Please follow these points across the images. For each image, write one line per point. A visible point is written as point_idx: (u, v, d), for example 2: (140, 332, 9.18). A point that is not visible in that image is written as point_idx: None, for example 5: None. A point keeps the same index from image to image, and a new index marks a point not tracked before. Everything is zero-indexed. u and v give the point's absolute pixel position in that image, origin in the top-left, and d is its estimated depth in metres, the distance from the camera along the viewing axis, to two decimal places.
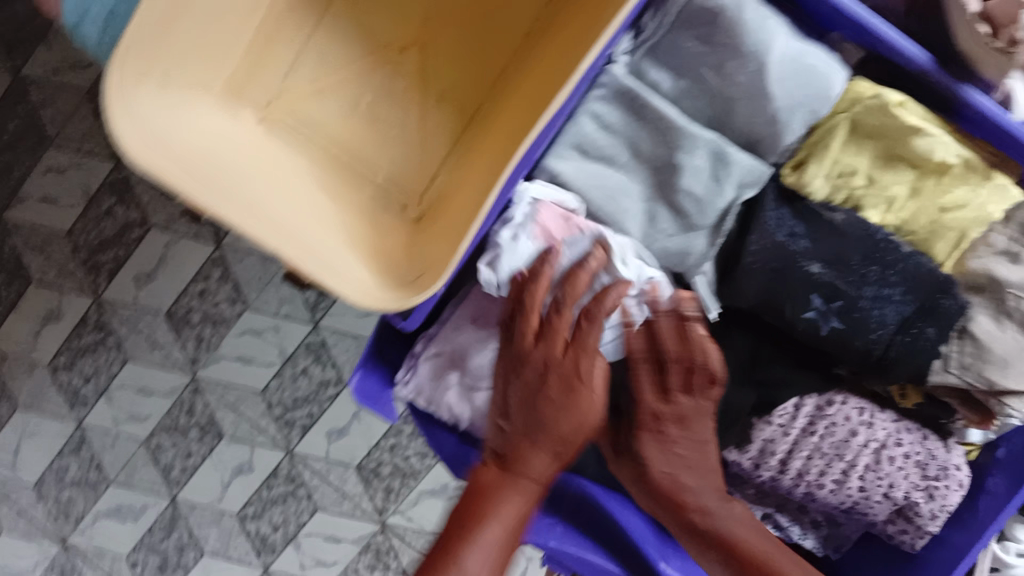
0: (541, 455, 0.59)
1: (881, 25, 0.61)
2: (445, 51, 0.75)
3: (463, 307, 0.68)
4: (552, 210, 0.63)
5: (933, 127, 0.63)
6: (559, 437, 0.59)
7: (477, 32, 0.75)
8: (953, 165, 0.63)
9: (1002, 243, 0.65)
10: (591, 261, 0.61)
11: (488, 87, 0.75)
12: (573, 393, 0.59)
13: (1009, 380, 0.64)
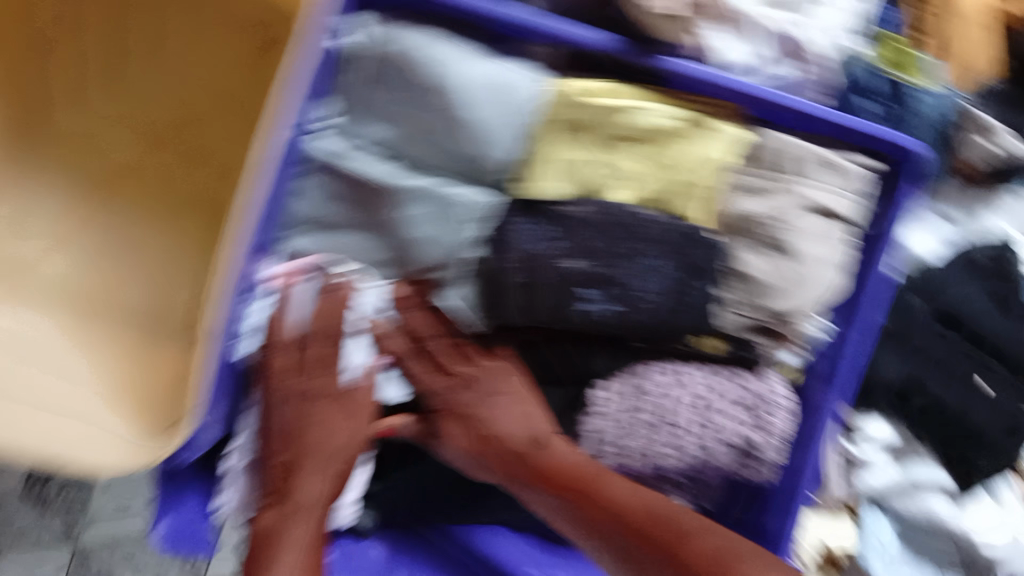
0: (311, 479, 0.64)
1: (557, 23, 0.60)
2: (168, 159, 0.70)
3: (248, 412, 0.66)
4: (292, 262, 0.64)
5: (641, 101, 0.63)
6: (325, 455, 0.65)
7: (192, 127, 0.69)
8: (671, 127, 0.64)
9: (743, 182, 0.67)
10: (326, 296, 0.64)
11: (224, 178, 0.69)
12: (333, 410, 0.65)
13: (786, 304, 0.67)
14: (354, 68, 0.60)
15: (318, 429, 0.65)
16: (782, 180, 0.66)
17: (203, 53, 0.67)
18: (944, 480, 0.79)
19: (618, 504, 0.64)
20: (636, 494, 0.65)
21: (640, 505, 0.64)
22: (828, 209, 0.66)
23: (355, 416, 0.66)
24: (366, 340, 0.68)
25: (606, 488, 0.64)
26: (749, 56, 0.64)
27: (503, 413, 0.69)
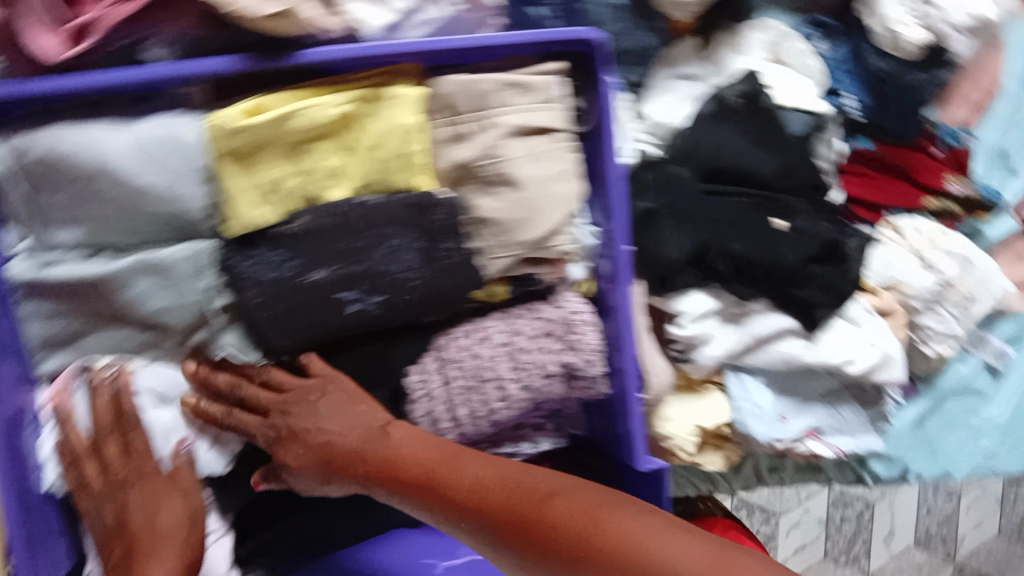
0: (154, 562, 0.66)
1: (177, 63, 0.60)
2: None
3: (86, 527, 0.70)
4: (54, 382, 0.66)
5: (302, 99, 0.63)
6: (160, 536, 0.67)
7: None
8: (345, 112, 0.63)
9: (446, 132, 0.66)
10: (100, 394, 0.66)
11: None
12: (156, 491, 0.67)
13: (535, 231, 0.67)
14: (8, 187, 0.60)
15: (146, 512, 0.67)
16: (480, 118, 0.65)
17: None
18: (785, 322, 0.81)
19: (471, 489, 0.62)
20: (486, 473, 0.63)
21: (494, 497, 0.60)
22: (537, 126, 0.66)
23: (178, 488, 0.68)
24: (165, 416, 0.68)
25: (454, 477, 0.63)
26: (391, 14, 0.64)
27: (343, 423, 0.68)
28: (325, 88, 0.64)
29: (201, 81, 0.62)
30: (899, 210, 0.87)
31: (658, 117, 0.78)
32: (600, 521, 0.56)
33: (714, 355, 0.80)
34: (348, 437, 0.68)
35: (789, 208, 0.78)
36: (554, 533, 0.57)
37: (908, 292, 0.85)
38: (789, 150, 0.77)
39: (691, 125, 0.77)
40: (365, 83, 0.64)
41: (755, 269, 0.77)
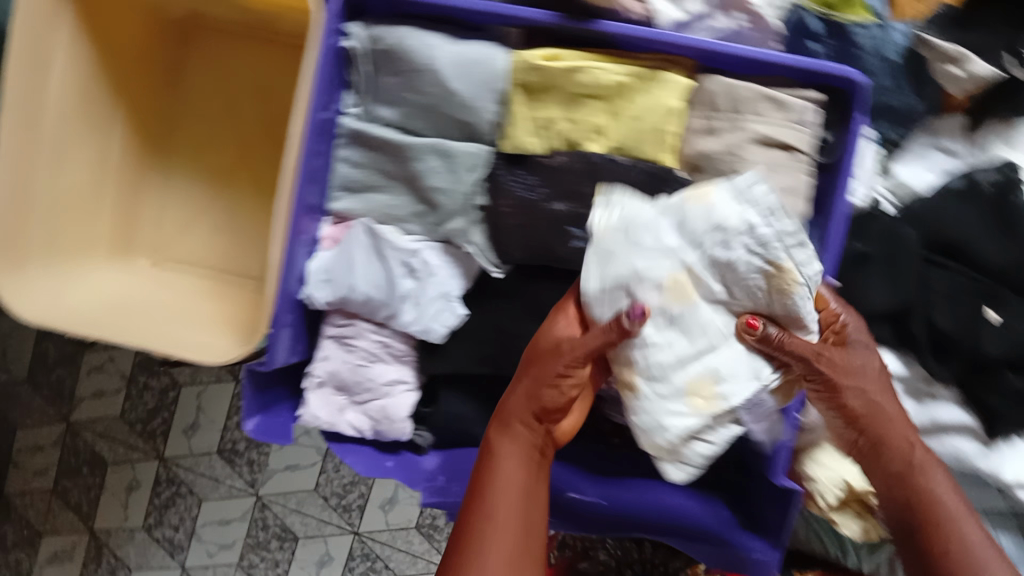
0: (513, 445, 0.70)
1: (506, 8, 0.75)
2: (208, 140, 0.94)
3: (323, 347, 0.84)
4: (339, 226, 0.83)
5: (592, 60, 0.75)
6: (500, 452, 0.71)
7: (221, 108, 0.93)
8: (624, 81, 0.74)
9: (701, 124, 0.76)
10: (385, 228, 0.81)
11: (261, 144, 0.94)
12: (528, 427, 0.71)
13: None
14: (359, 62, 0.78)
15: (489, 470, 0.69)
16: (732, 118, 0.74)
17: (247, 58, 0.92)
18: (967, 418, 0.82)
19: (885, 441, 0.67)
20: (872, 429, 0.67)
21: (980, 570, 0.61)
22: (778, 141, 0.73)
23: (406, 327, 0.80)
24: (440, 246, 0.82)
25: (896, 442, 0.67)
26: (682, 14, 0.76)
27: (520, 407, 0.71)
28: (610, 60, 0.76)
29: (519, 25, 0.76)
30: None
31: (904, 178, 0.82)
32: (936, 496, 0.65)
33: None
34: (523, 481, 0.69)
35: (1007, 302, 0.78)
36: (936, 509, 0.65)
37: (637, 325, 0.63)
38: None
39: (930, 195, 0.81)
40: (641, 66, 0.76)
41: (952, 348, 0.79)
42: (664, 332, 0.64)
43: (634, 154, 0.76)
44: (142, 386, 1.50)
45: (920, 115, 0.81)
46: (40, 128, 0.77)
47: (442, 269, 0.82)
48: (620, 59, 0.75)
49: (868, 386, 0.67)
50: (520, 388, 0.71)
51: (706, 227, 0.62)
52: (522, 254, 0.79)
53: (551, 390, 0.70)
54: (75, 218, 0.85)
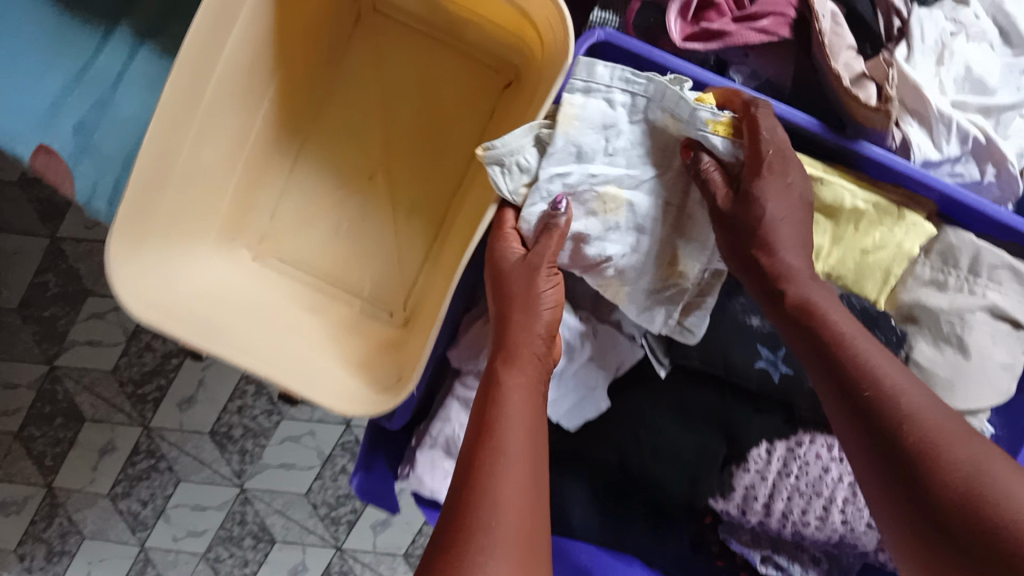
0: (515, 367, 0.60)
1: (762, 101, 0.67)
2: (351, 129, 0.82)
3: (445, 410, 0.74)
4: None
5: (836, 180, 0.68)
6: (513, 347, 0.61)
7: (376, 97, 0.82)
8: (865, 210, 0.68)
9: (929, 275, 0.70)
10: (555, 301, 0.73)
11: (412, 147, 0.82)
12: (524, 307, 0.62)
13: (958, 402, 0.68)
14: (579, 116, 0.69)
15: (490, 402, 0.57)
16: (967, 280, 0.68)
17: (422, 53, 0.82)
18: None
19: (868, 359, 0.56)
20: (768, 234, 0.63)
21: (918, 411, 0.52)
22: (1010, 315, 0.68)
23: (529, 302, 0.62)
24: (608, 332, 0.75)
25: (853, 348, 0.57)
26: (938, 154, 0.69)
27: (526, 334, 0.62)
28: (853, 184, 0.69)
29: None
30: None
31: None
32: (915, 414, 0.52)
33: None
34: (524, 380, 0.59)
35: None
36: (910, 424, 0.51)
37: (570, 211, 0.65)
38: None
39: None
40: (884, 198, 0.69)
41: None
42: (637, 171, 0.67)
43: (850, 285, 0.70)
44: (140, 344, 1.31)
45: None
46: (199, 89, 0.65)
47: (600, 354, 0.75)
48: (864, 183, 0.69)
49: (867, 344, 0.57)
50: (519, 316, 0.63)
51: (614, 79, 0.66)
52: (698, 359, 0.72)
53: (547, 285, 0.63)
54: (199, 190, 0.72)
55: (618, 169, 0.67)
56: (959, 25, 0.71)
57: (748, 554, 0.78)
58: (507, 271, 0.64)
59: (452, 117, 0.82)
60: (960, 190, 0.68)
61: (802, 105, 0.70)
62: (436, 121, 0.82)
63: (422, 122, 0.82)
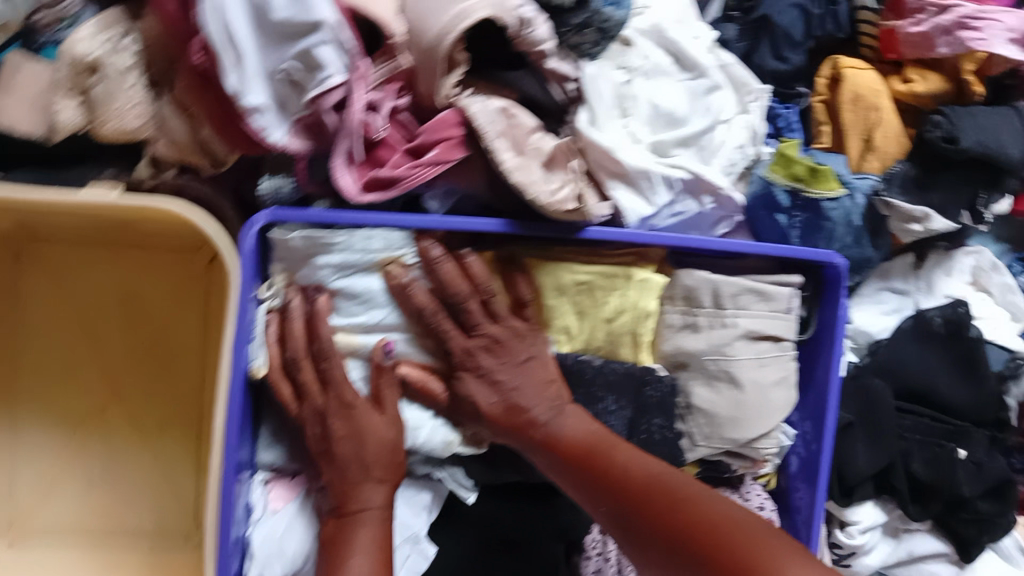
0: (366, 483, 0.62)
1: (451, 222, 0.63)
2: (57, 371, 0.74)
3: None
4: (279, 485, 0.70)
5: (554, 263, 0.67)
6: (359, 457, 0.62)
7: (68, 331, 0.74)
8: (589, 281, 0.67)
9: (679, 320, 0.69)
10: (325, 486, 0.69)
11: (131, 364, 0.74)
12: (350, 415, 0.63)
13: (746, 432, 0.68)
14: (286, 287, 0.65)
15: (352, 459, 0.62)
16: (715, 316, 0.68)
17: (94, 267, 0.74)
18: (940, 546, 0.82)
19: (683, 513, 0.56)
20: (536, 360, 0.65)
21: (645, 482, 0.59)
22: (767, 333, 0.68)
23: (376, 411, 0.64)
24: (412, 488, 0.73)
25: (561, 427, 0.64)
26: (650, 207, 0.68)
27: (369, 441, 0.63)
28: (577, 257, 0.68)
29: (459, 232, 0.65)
30: None
31: (862, 323, 0.80)
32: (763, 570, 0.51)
33: (872, 565, 0.80)
34: (368, 461, 0.63)
35: (970, 439, 0.79)
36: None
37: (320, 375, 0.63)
38: (994, 388, 0.78)
39: (891, 337, 0.80)
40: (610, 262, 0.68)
41: (934, 496, 0.78)
42: (372, 315, 0.65)
43: (608, 354, 0.69)
44: None
45: (873, 263, 0.79)
46: None
47: (403, 506, 0.71)
48: (586, 257, 0.67)
49: (656, 480, 0.59)
50: (369, 426, 0.63)
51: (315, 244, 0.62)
52: (498, 471, 0.71)
53: (376, 421, 0.63)
54: None
55: (347, 319, 0.65)
56: (629, 71, 0.69)
57: None
58: (332, 378, 0.63)
59: (159, 316, 0.74)
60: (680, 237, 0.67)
61: (501, 207, 0.66)
62: (143, 327, 0.74)
63: (129, 335, 0.74)
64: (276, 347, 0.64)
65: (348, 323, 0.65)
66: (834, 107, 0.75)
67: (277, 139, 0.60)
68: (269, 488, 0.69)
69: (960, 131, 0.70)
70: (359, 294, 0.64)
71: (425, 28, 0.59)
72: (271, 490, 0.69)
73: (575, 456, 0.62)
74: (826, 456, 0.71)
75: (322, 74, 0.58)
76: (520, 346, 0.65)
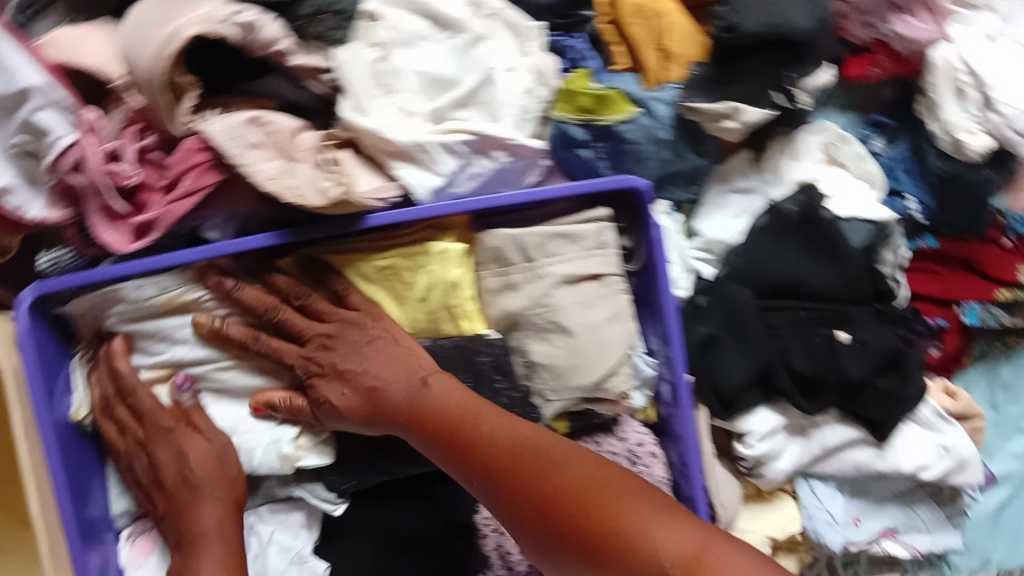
0: (205, 502, 0.65)
1: (221, 246, 0.64)
2: None
3: None
4: (138, 542, 0.70)
5: (352, 258, 0.68)
6: (193, 480, 0.65)
7: None
8: (384, 264, 0.67)
9: (496, 281, 0.68)
10: None
11: None
12: (173, 438, 0.67)
13: (590, 375, 0.68)
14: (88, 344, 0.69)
15: (184, 475, 0.66)
16: (527, 269, 0.67)
17: None
18: (853, 432, 0.80)
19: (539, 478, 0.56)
20: (380, 341, 0.66)
21: (508, 440, 0.58)
22: (583, 274, 0.67)
23: (207, 436, 0.67)
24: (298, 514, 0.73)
25: (426, 393, 0.63)
26: (440, 177, 0.66)
27: (199, 460, 0.66)
28: (367, 245, 0.68)
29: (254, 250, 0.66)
30: (973, 303, 0.84)
31: (713, 233, 0.78)
32: (614, 524, 0.52)
33: (785, 469, 0.78)
34: (200, 477, 0.66)
35: (850, 319, 0.77)
36: (615, 544, 0.51)
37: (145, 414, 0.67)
38: (856, 263, 0.75)
39: (743, 240, 0.77)
40: (405, 240, 0.68)
41: (822, 387, 0.76)
42: (176, 352, 0.68)
43: (433, 333, 0.69)
44: None
45: (703, 169, 0.77)
46: None
47: (279, 532, 0.72)
48: (373, 240, 0.68)
49: (513, 441, 0.58)
50: (192, 447, 0.66)
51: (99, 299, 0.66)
52: (353, 481, 0.71)
53: (195, 442, 0.67)
54: None
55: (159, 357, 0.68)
56: (381, 46, 0.67)
57: None
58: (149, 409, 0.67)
59: None
60: (462, 201, 0.67)
61: (284, 218, 0.65)
62: None
63: None
64: (92, 391, 0.68)
65: (157, 361, 0.68)
66: (619, 25, 0.72)
67: (36, 213, 0.61)
68: (130, 546, 0.70)
69: (741, 18, 0.67)
70: (157, 333, 0.67)
71: (140, 61, 0.59)
72: (130, 548, 0.70)
73: (432, 419, 0.62)
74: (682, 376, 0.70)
75: (51, 137, 0.59)
76: (347, 333, 0.66)
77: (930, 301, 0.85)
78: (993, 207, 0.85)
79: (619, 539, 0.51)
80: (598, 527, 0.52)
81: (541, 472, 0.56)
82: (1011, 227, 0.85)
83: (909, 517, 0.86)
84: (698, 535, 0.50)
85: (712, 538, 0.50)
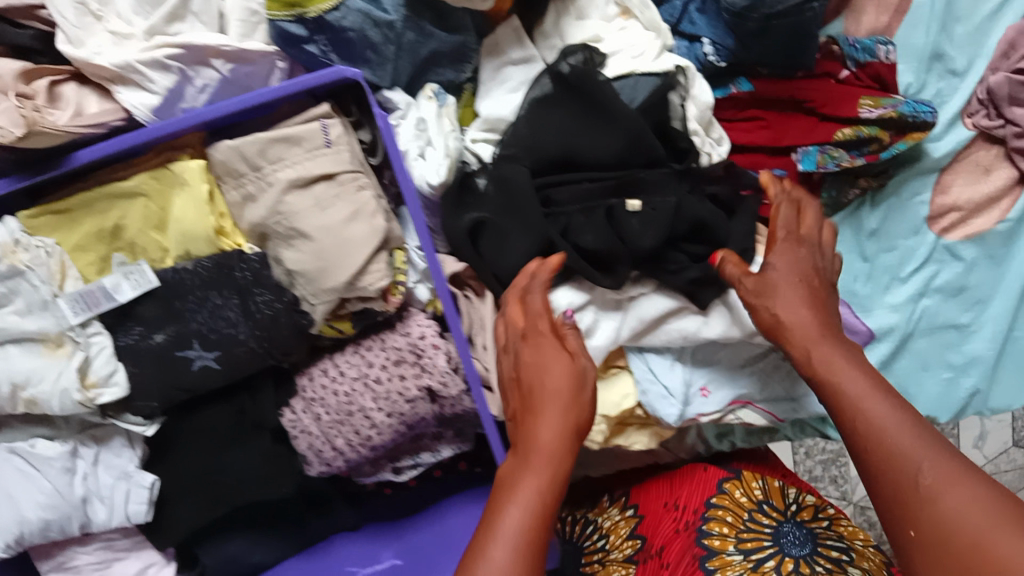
0: (540, 422, 0.63)
1: None
2: None
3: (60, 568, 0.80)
4: None
5: (96, 191, 0.69)
6: (541, 388, 0.65)
7: None
8: (127, 190, 0.69)
9: (238, 194, 0.67)
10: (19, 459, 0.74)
11: None
12: (538, 344, 0.67)
13: (340, 277, 0.66)
14: None
15: (536, 370, 0.66)
16: (259, 177, 0.66)
17: None
18: (669, 302, 0.75)
19: (858, 404, 0.60)
20: (800, 286, 0.68)
21: (898, 443, 0.56)
22: (314, 175, 0.66)
23: (556, 355, 0.66)
24: (117, 439, 0.76)
25: (789, 337, 0.66)
26: (157, 94, 0.66)
27: (555, 376, 0.65)
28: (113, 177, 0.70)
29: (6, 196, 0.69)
30: (809, 147, 0.76)
31: (492, 112, 0.74)
32: (884, 429, 0.58)
33: (602, 347, 0.74)
34: (560, 426, 0.63)
35: (644, 184, 0.72)
36: (884, 448, 0.57)
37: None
38: (635, 122, 0.70)
39: (520, 113, 0.73)
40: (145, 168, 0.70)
41: (615, 257, 0.70)
42: None
43: (195, 254, 0.70)
44: None
45: (467, 47, 0.72)
46: None
47: (104, 454, 0.76)
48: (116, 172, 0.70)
49: (821, 361, 0.64)
50: (547, 366, 0.66)
51: None
52: (157, 402, 0.71)
53: (560, 358, 0.66)
54: None
55: None
56: None
57: (381, 476, 0.81)
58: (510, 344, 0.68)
59: None
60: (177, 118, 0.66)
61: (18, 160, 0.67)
62: None
63: None
64: None
65: None
66: None
67: None
68: None
69: None
70: None
71: None
72: None
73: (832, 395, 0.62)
74: (441, 267, 0.71)
75: None
76: (572, 367, 0.66)
77: (760, 151, 0.78)
78: (824, 37, 0.76)
79: (940, 519, 0.52)
80: (919, 502, 0.54)
81: (857, 427, 0.59)
82: (848, 57, 0.76)
83: (765, 380, 0.81)
84: (952, 466, 0.54)
85: (959, 467, 0.54)
